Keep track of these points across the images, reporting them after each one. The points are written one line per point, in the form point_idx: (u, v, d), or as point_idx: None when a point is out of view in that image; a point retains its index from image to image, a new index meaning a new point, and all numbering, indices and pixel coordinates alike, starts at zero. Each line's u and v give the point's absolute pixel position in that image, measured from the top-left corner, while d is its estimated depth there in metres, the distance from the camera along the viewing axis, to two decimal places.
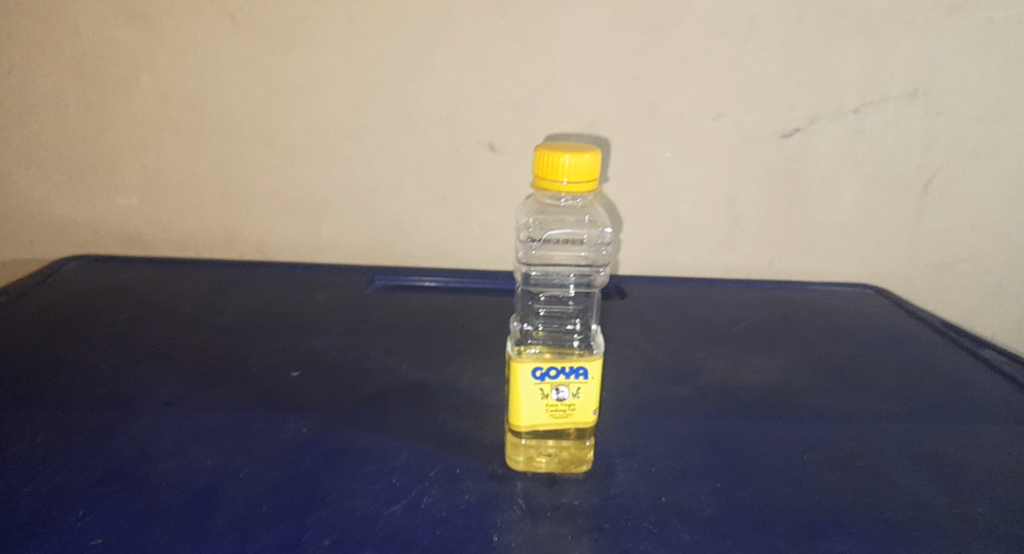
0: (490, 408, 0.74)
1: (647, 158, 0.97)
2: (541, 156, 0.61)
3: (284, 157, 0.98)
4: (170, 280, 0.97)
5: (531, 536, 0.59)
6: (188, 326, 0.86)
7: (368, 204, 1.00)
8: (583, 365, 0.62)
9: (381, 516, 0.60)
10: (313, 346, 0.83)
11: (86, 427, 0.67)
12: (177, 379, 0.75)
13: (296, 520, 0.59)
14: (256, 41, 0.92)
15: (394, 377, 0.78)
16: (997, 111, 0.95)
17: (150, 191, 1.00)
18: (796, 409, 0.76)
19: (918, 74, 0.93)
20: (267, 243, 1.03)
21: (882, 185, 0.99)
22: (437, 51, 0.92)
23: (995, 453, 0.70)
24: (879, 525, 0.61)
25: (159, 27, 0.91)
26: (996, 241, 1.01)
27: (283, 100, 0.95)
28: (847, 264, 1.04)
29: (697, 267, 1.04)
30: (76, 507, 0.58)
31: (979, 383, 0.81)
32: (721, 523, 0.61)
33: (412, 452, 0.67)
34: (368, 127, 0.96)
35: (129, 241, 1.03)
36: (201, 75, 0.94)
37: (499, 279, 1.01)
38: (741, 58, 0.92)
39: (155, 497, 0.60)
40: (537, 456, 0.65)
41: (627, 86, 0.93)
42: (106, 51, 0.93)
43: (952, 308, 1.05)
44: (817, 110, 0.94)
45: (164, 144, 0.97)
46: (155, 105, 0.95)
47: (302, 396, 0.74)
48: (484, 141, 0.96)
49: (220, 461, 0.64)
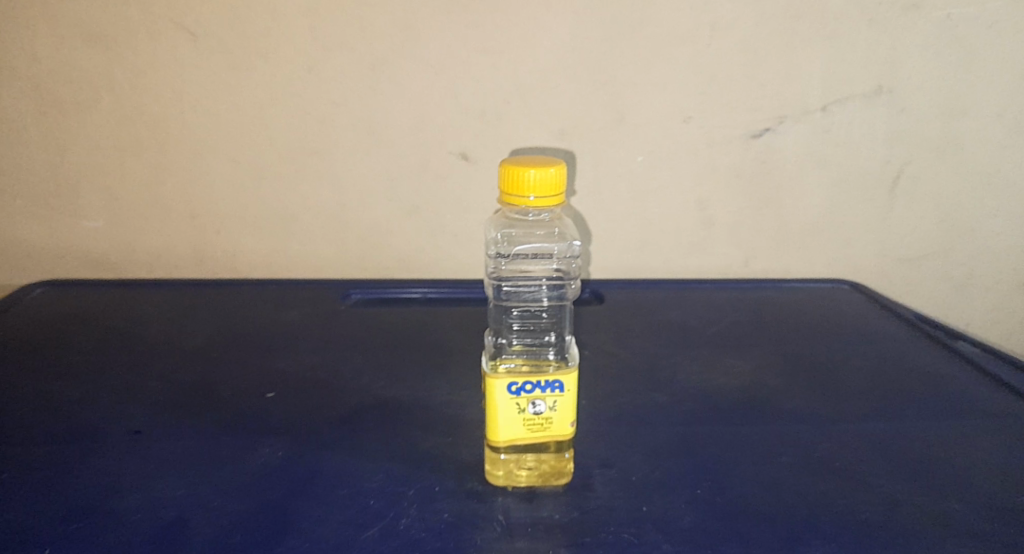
0: (467, 423, 0.74)
1: (618, 163, 0.97)
2: (506, 171, 0.60)
3: (251, 174, 0.97)
4: (139, 303, 0.96)
5: (509, 553, 0.59)
6: (158, 351, 0.85)
7: (338, 218, 0.99)
8: (558, 379, 0.61)
9: (357, 541, 0.59)
10: (286, 367, 0.82)
11: (54, 461, 0.66)
12: (148, 408, 0.74)
13: (270, 550, 0.58)
14: (218, 59, 0.91)
15: (369, 396, 0.77)
16: (960, 106, 0.96)
17: (116, 213, 0.98)
18: (772, 412, 0.76)
19: (880, 71, 0.94)
20: (238, 262, 1.02)
21: (851, 182, 0.99)
22: (402, 63, 0.91)
23: (968, 449, 0.71)
24: (854, 527, 0.61)
25: (116, 47, 0.90)
26: (965, 234, 1.02)
27: (248, 117, 0.94)
28: (820, 261, 1.04)
29: (671, 269, 1.04)
30: (44, 545, 0.57)
31: (952, 377, 0.82)
32: (699, 532, 0.61)
33: (389, 472, 0.66)
34: (335, 142, 0.95)
35: (97, 264, 1.01)
36: (163, 95, 0.92)
37: (473, 289, 1.00)
38: (706, 62, 0.92)
39: (125, 531, 0.59)
40: (517, 470, 0.65)
41: (593, 93, 0.93)
42: (63, 74, 0.91)
43: (925, 301, 1.06)
44: (783, 110, 0.95)
45: (128, 166, 0.96)
46: (117, 126, 0.94)
47: (276, 420, 0.73)
48: (453, 151, 0.96)
49: (191, 491, 0.63)
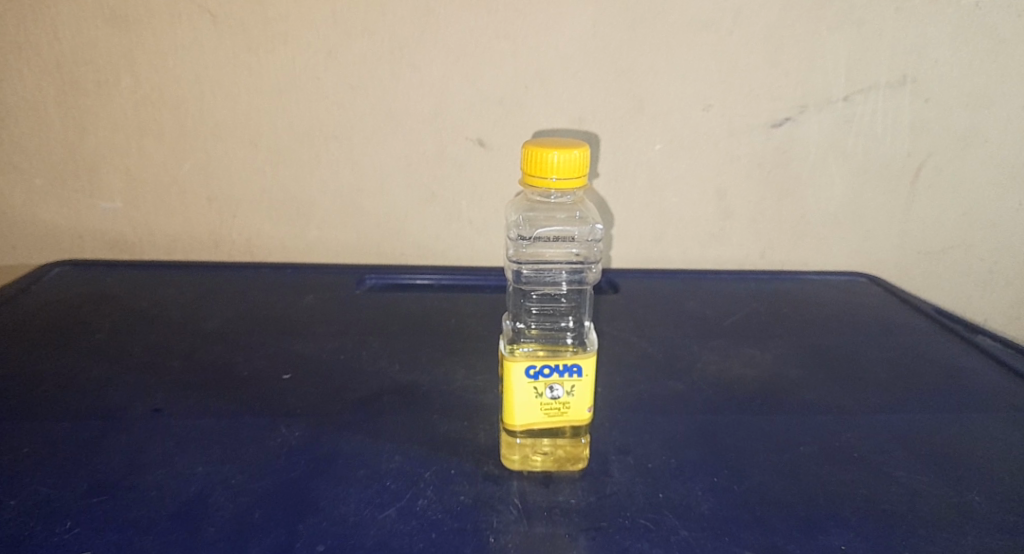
0: (483, 407, 0.74)
1: (637, 151, 0.96)
2: (529, 152, 0.60)
3: (269, 157, 0.97)
4: (157, 284, 0.96)
5: (527, 536, 0.58)
6: (176, 331, 0.85)
7: (355, 203, 0.99)
8: (576, 363, 0.61)
9: (375, 521, 0.59)
10: (303, 349, 0.82)
11: (73, 437, 0.66)
12: (166, 387, 0.74)
13: (289, 528, 0.58)
14: (239, 40, 0.91)
15: (386, 379, 0.77)
16: (984, 98, 0.95)
17: (134, 195, 0.98)
18: (790, 402, 0.76)
19: (905, 61, 0.93)
20: (254, 245, 1.02)
21: (872, 174, 0.98)
22: (422, 47, 0.91)
23: (990, 441, 0.70)
24: (875, 518, 0.61)
25: (137, 28, 0.90)
26: (986, 228, 1.01)
27: (267, 100, 0.94)
28: (838, 254, 1.04)
29: (688, 259, 1.04)
30: (64, 519, 0.57)
31: (973, 370, 0.82)
32: (717, 519, 0.60)
33: (406, 454, 0.66)
34: (354, 126, 0.95)
35: (115, 245, 1.01)
36: (183, 77, 0.92)
37: (490, 276, 1.00)
38: (728, 49, 0.91)
39: (144, 507, 0.59)
40: (532, 455, 0.65)
41: (614, 80, 0.92)
42: (84, 54, 0.91)
43: (944, 295, 1.06)
44: (805, 100, 0.94)
45: (147, 147, 0.96)
46: (137, 107, 0.94)
47: (293, 401, 0.73)
48: (472, 137, 0.95)
49: (210, 469, 0.63)
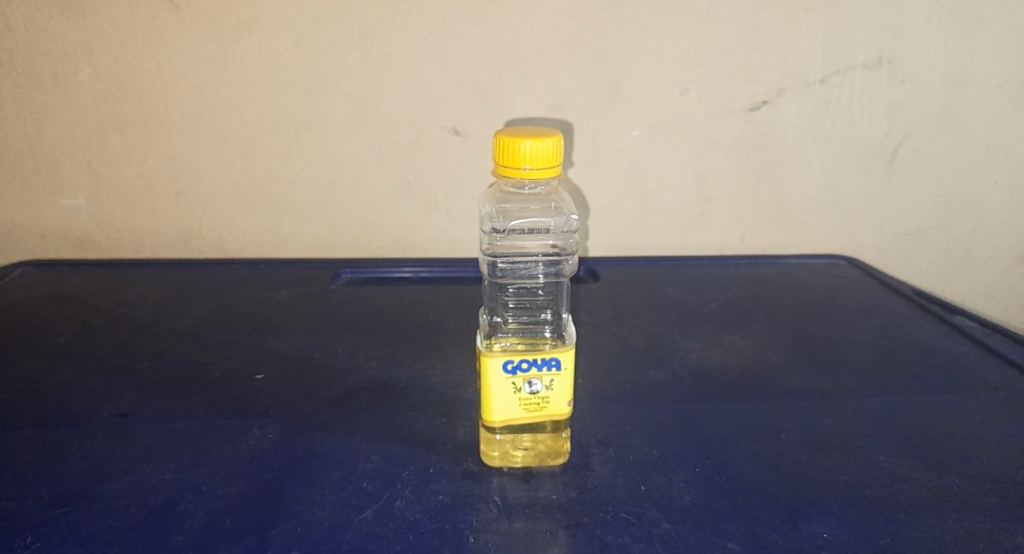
0: (462, 403, 0.72)
1: (614, 137, 0.95)
2: (501, 143, 0.58)
3: (237, 149, 0.94)
4: (125, 284, 0.93)
5: (507, 534, 0.57)
6: (144, 332, 0.83)
7: (328, 195, 0.97)
8: (555, 357, 0.60)
9: (351, 524, 0.58)
10: (277, 347, 0.81)
11: (36, 446, 0.64)
12: (134, 390, 0.72)
13: (261, 534, 0.56)
14: (202, 30, 0.88)
15: (362, 376, 0.76)
16: (960, 77, 0.94)
17: (98, 191, 0.96)
18: (772, 388, 0.75)
19: (882, 41, 0.92)
20: (226, 240, 1.00)
21: (851, 156, 0.98)
22: (392, 34, 0.89)
23: (971, 423, 0.70)
24: (857, 503, 0.60)
25: (95, 18, 0.87)
26: (964, 208, 1.01)
27: (234, 91, 0.91)
28: (817, 237, 1.03)
29: (669, 246, 1.03)
30: (26, 531, 0.56)
31: (952, 351, 0.81)
32: (699, 511, 0.60)
33: (383, 453, 0.65)
34: (325, 116, 0.93)
35: (80, 243, 0.99)
36: (145, 68, 0.90)
37: (468, 267, 0.99)
38: (705, 32, 0.90)
39: (111, 517, 0.57)
40: (512, 450, 0.64)
41: (589, 65, 0.91)
42: (41, 46, 0.88)
43: (923, 275, 1.06)
44: (783, 82, 0.93)
45: (110, 141, 0.93)
46: (97, 100, 0.91)
47: (266, 401, 0.71)
48: (446, 126, 0.93)
49: (180, 474, 0.62)
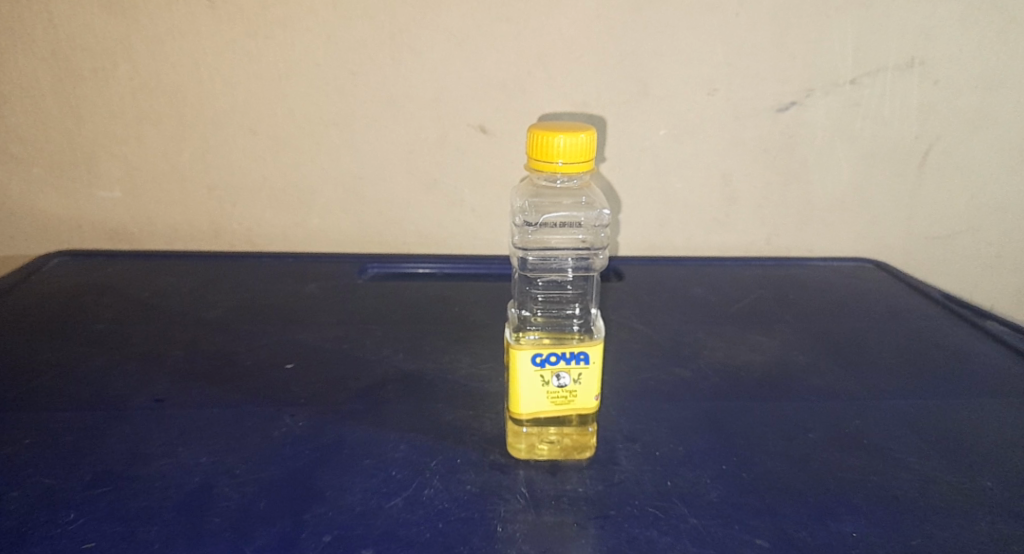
0: (488, 396, 0.73)
1: (641, 136, 0.95)
2: (534, 137, 0.59)
3: (268, 144, 0.96)
4: (157, 274, 0.95)
5: (535, 525, 0.58)
6: (176, 322, 0.84)
7: (356, 191, 0.98)
8: (584, 350, 0.60)
9: (382, 510, 0.58)
10: (306, 338, 0.82)
11: (74, 428, 0.66)
12: (168, 377, 0.74)
13: (294, 517, 0.57)
14: (236, 26, 0.89)
15: (389, 368, 0.77)
16: (994, 79, 0.93)
17: (132, 183, 0.97)
18: (799, 388, 0.75)
19: (914, 43, 0.91)
20: (255, 234, 1.01)
21: (880, 158, 0.97)
22: (423, 32, 0.90)
23: (1001, 426, 0.69)
24: (887, 503, 0.60)
25: (134, 14, 0.89)
26: (994, 212, 1.01)
27: (267, 87, 0.92)
28: (844, 238, 1.03)
29: (694, 246, 1.03)
30: (68, 510, 0.57)
31: (980, 354, 0.81)
32: (726, 507, 0.60)
33: (411, 443, 0.66)
34: (356, 113, 0.94)
35: (114, 234, 1.00)
36: (181, 63, 0.91)
37: (494, 263, 0.99)
38: (734, 32, 0.90)
39: (146, 498, 0.58)
40: (539, 444, 0.65)
41: (618, 64, 0.91)
42: (81, 40, 0.90)
43: (951, 280, 1.05)
44: (813, 83, 0.93)
45: (145, 135, 0.95)
46: (134, 94, 0.93)
47: (295, 391, 0.72)
48: (474, 123, 0.94)
49: (213, 459, 0.63)
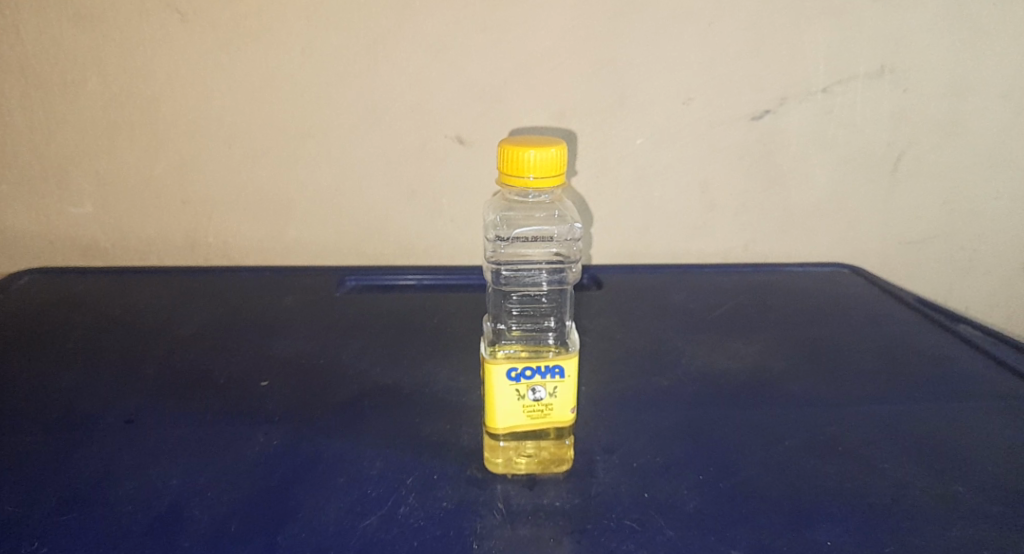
0: (466, 409, 0.73)
1: (618, 144, 0.95)
2: (505, 151, 0.59)
3: (243, 156, 0.95)
4: (131, 290, 0.94)
5: (511, 540, 0.58)
6: (150, 338, 0.83)
7: (333, 202, 0.98)
8: (559, 364, 0.60)
9: (356, 529, 0.58)
10: (282, 352, 0.81)
11: (42, 450, 0.65)
12: (140, 396, 0.73)
13: (266, 538, 0.57)
14: (209, 38, 0.89)
15: (367, 382, 0.76)
16: (964, 85, 0.94)
17: (106, 198, 0.96)
18: (776, 395, 0.75)
19: (886, 50, 0.92)
20: (232, 247, 1.00)
21: (855, 165, 0.98)
22: (398, 43, 0.89)
23: (974, 431, 0.70)
24: (862, 511, 0.60)
25: (104, 27, 0.88)
26: (967, 217, 1.01)
27: (241, 99, 0.92)
28: (821, 243, 1.03)
29: (673, 253, 1.03)
30: (34, 536, 0.56)
31: (955, 359, 0.82)
32: (703, 518, 0.60)
33: (388, 459, 0.65)
34: (331, 124, 0.93)
35: (87, 249, 0.99)
36: (153, 76, 0.90)
37: (473, 274, 0.99)
38: (708, 41, 0.90)
39: (116, 521, 0.58)
40: (516, 457, 0.64)
41: (593, 73, 0.91)
42: (50, 54, 0.89)
43: (926, 283, 1.06)
44: (786, 91, 0.93)
45: (118, 149, 0.94)
46: (106, 108, 0.92)
47: (271, 407, 0.72)
48: (451, 134, 0.94)
49: (186, 480, 0.62)
